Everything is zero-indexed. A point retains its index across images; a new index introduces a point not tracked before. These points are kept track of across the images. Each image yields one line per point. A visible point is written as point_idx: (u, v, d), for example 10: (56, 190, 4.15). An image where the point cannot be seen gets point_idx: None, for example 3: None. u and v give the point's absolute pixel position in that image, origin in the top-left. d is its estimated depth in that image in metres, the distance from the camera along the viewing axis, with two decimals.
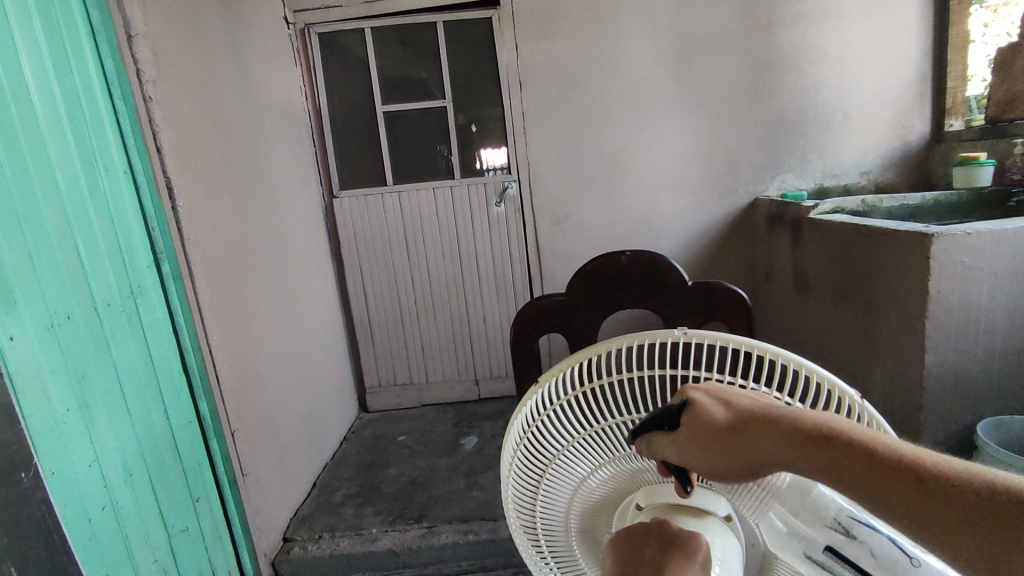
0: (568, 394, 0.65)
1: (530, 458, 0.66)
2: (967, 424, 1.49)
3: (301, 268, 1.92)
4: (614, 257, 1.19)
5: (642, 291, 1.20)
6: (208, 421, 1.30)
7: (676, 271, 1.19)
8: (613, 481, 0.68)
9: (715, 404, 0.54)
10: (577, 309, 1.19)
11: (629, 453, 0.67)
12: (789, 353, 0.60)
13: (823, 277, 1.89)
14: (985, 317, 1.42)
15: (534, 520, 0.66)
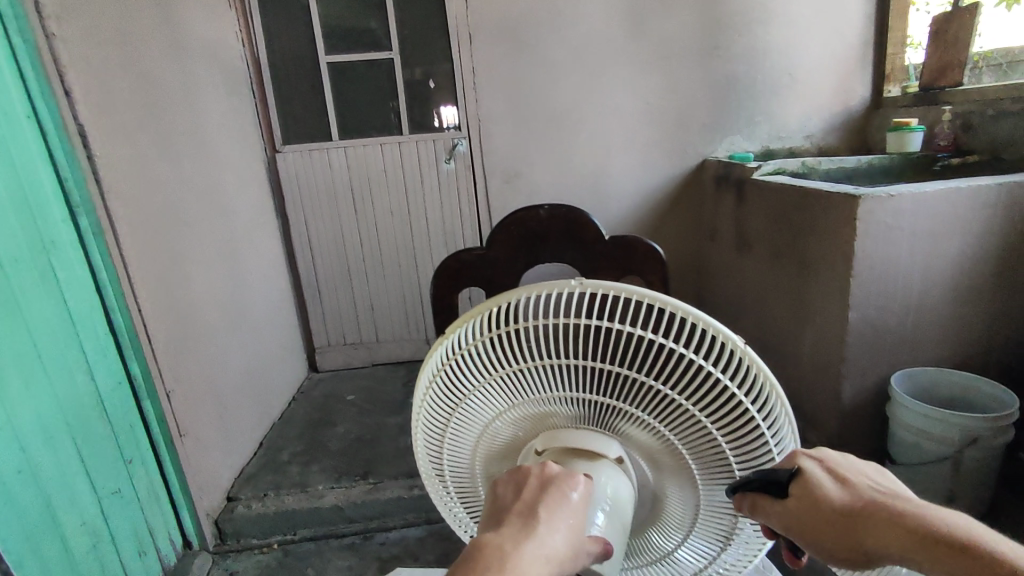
0: (468, 346, 0.59)
1: (438, 399, 0.63)
2: (883, 385, 1.55)
3: (238, 221, 1.98)
4: (531, 211, 1.06)
5: (561, 246, 1.08)
6: (140, 381, 1.38)
7: (595, 226, 1.07)
8: (518, 428, 0.63)
9: (827, 478, 0.53)
10: (492, 267, 1.08)
11: (533, 402, 0.60)
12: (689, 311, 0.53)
13: (760, 241, 1.93)
14: (904, 280, 1.45)
15: (440, 456, 0.66)
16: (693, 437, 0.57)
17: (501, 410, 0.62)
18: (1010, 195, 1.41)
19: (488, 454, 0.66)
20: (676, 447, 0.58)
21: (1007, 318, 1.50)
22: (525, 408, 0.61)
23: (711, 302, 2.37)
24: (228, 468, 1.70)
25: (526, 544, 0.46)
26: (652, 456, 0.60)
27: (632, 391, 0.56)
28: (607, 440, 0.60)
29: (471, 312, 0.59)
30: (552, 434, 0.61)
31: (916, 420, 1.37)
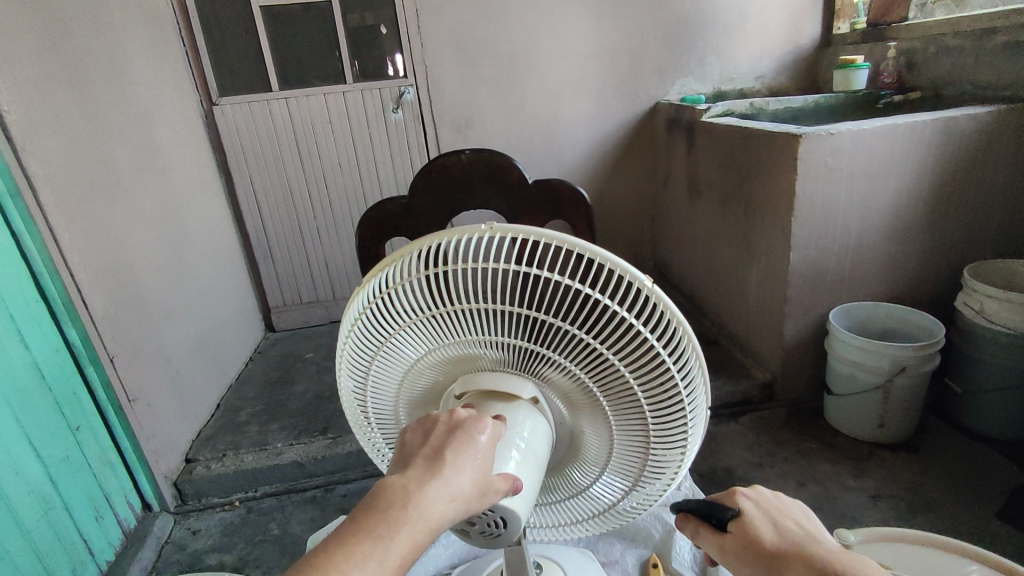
0: (383, 292, 0.59)
1: (360, 342, 0.63)
2: (822, 321, 1.61)
3: (176, 180, 1.90)
4: (451, 156, 1.05)
5: (484, 193, 1.07)
6: (79, 348, 1.35)
7: (517, 169, 1.05)
8: (438, 371, 0.65)
9: (759, 519, 0.62)
10: (416, 215, 1.07)
11: (450, 346, 0.61)
12: (597, 253, 0.53)
13: (709, 184, 1.94)
14: (843, 219, 1.48)
15: (365, 400, 0.67)
16: (607, 378, 0.58)
17: (422, 354, 0.63)
18: (943, 130, 1.44)
19: (413, 395, 0.67)
20: (590, 387, 0.59)
21: (939, 251, 1.56)
22: (446, 353, 0.62)
23: (667, 247, 2.40)
24: (184, 432, 1.69)
25: (431, 484, 0.48)
26: (569, 396, 0.61)
27: (546, 334, 0.57)
28: (523, 381, 0.60)
29: (388, 258, 0.58)
30: (471, 376, 0.62)
31: (852, 351, 1.44)
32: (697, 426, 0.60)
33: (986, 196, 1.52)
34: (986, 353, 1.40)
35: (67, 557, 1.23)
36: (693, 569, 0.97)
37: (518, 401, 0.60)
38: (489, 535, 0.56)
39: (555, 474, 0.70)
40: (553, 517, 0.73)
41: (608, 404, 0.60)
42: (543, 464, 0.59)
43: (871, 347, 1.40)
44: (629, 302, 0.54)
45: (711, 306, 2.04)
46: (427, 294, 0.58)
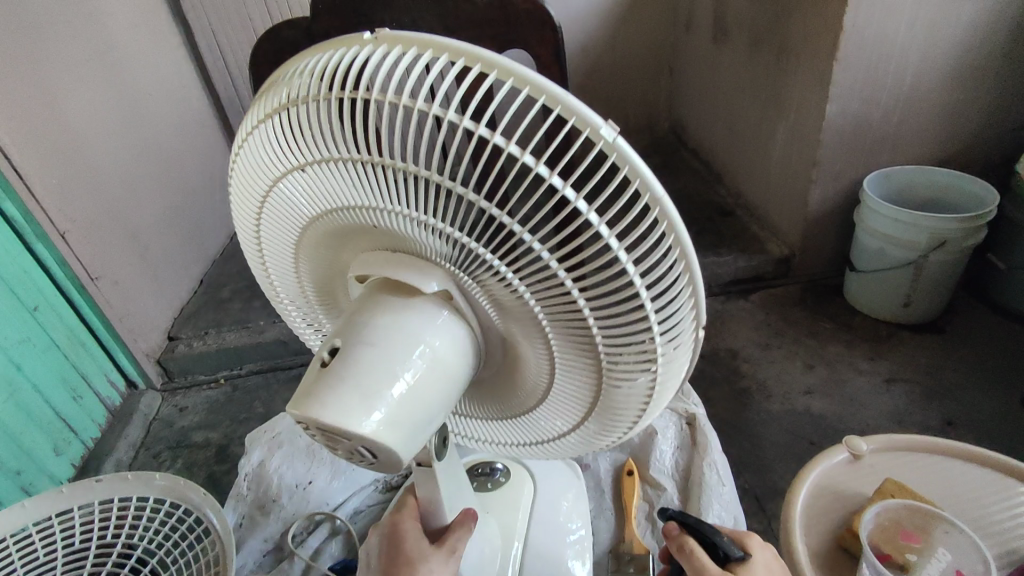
0: (261, 121, 0.45)
1: (246, 184, 0.51)
2: (854, 188, 1.41)
3: (121, 28, 1.66)
4: None
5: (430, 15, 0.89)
6: (20, 222, 1.23)
7: None
8: (337, 241, 0.51)
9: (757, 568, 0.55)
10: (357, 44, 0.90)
11: (339, 210, 0.47)
12: (530, 81, 0.35)
13: (738, 24, 1.64)
14: (897, 63, 1.23)
15: (267, 254, 0.57)
16: (541, 284, 0.42)
17: (314, 215, 0.49)
18: None
19: (319, 266, 0.56)
20: (518, 287, 0.44)
21: (1006, 102, 1.31)
22: (343, 220, 0.48)
23: (686, 105, 2.12)
24: (164, 309, 1.62)
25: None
26: (494, 296, 0.47)
27: (457, 212, 0.41)
28: (431, 272, 0.46)
29: (276, 74, 0.45)
30: (377, 255, 0.48)
31: (885, 223, 1.27)
32: (664, 360, 0.46)
33: None
34: None
35: (45, 437, 1.22)
36: (673, 476, 0.89)
37: (431, 298, 0.47)
38: (365, 462, 0.48)
39: (491, 388, 0.58)
40: (491, 427, 0.63)
41: (541, 309, 0.45)
42: (444, 389, 0.48)
43: (910, 217, 1.22)
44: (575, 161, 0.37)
45: (729, 171, 1.83)
46: (305, 135, 0.43)
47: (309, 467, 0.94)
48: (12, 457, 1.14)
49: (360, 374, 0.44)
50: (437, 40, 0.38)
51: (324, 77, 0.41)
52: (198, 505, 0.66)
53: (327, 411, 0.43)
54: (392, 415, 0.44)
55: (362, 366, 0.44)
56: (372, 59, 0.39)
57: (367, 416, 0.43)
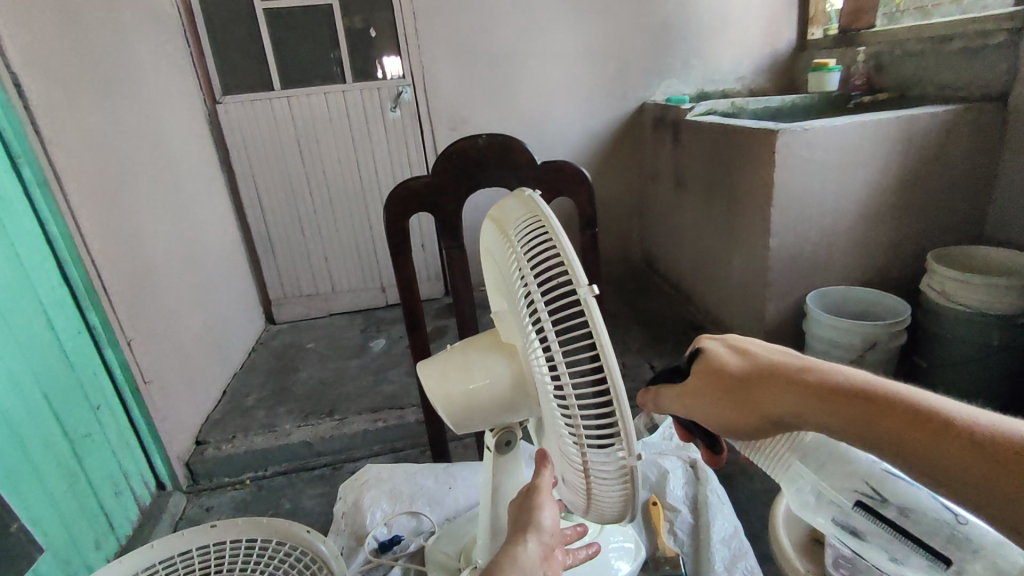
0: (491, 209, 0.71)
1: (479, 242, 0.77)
2: (800, 304, 1.72)
3: (184, 173, 1.97)
4: (460, 144, 0.94)
5: (497, 175, 0.96)
6: (100, 330, 1.41)
7: (526, 152, 0.96)
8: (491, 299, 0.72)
9: (726, 354, 0.64)
10: (432, 193, 0.97)
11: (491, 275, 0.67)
12: (563, 244, 0.51)
13: (694, 176, 2.05)
14: (817, 208, 1.61)
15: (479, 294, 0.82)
16: (552, 373, 0.55)
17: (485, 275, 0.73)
18: (907, 126, 1.56)
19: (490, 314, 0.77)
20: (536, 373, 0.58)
21: (906, 239, 1.69)
22: (490, 287, 0.69)
23: (655, 238, 2.51)
24: (195, 415, 1.76)
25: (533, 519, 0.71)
26: (522, 383, 0.61)
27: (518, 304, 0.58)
28: (512, 334, 0.61)
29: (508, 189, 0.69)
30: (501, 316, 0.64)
31: (827, 328, 1.56)
32: (601, 475, 0.55)
33: (950, 187, 1.65)
34: (951, 331, 1.52)
35: (91, 529, 1.30)
36: (685, 502, 1.13)
37: (510, 362, 0.61)
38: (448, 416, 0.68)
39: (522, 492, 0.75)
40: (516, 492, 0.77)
41: (546, 397, 0.58)
42: (483, 417, 0.63)
43: (844, 324, 1.51)
44: (565, 300, 0.51)
45: (695, 292, 2.16)
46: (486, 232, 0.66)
47: (393, 508, 1.17)
48: (64, 545, 1.21)
49: (447, 367, 0.63)
50: (549, 210, 0.55)
51: (501, 207, 0.62)
52: (306, 539, 0.86)
53: (423, 369, 0.64)
54: (450, 401, 0.62)
55: (450, 364, 0.63)
56: (521, 220, 0.57)
57: (437, 394, 0.62)
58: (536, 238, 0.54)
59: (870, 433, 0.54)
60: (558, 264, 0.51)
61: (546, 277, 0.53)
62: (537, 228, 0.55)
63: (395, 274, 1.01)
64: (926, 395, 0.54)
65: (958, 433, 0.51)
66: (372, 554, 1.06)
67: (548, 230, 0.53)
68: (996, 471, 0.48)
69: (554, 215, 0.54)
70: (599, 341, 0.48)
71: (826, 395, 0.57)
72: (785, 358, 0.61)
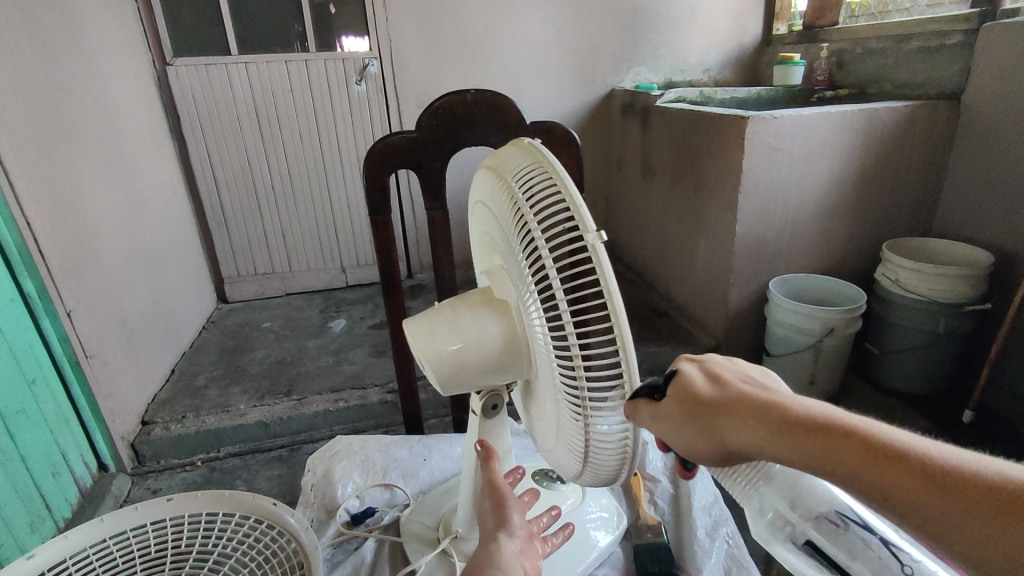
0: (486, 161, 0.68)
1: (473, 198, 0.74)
2: (762, 290, 1.77)
3: (130, 139, 1.84)
4: (449, 97, 0.90)
5: (485, 134, 0.93)
6: (34, 299, 1.30)
7: (515, 111, 0.93)
8: (482, 258, 0.70)
9: (701, 378, 0.53)
10: (416, 150, 0.93)
11: (483, 231, 0.65)
12: (569, 190, 0.49)
13: (661, 164, 2.07)
14: (782, 197, 1.64)
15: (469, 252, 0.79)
16: (551, 325, 0.53)
17: (475, 232, 0.70)
18: (869, 119, 1.61)
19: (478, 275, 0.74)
20: (533, 327, 0.56)
21: (862, 230, 1.75)
22: (482, 244, 0.67)
23: (620, 226, 2.53)
24: (140, 394, 1.66)
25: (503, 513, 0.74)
26: (516, 340, 0.59)
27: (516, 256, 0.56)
28: (506, 291, 0.59)
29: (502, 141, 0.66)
30: (493, 273, 0.62)
31: (788, 314, 1.60)
32: (599, 429, 0.54)
33: (905, 181, 1.71)
34: (902, 318, 1.58)
35: (25, 512, 1.19)
36: (664, 473, 1.16)
37: (503, 319, 0.59)
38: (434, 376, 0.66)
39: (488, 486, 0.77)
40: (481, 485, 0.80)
41: (543, 352, 0.56)
42: (473, 378, 0.61)
43: (804, 310, 1.56)
44: (568, 250, 0.49)
45: (659, 279, 2.19)
46: (480, 183, 0.63)
47: (365, 479, 1.14)
48: None
49: (436, 323, 0.60)
50: (552, 156, 0.52)
51: (499, 156, 0.59)
52: (274, 511, 0.88)
53: (410, 325, 0.61)
54: (438, 359, 0.59)
55: (439, 320, 0.60)
56: (522, 167, 0.55)
57: (424, 350, 0.60)
58: (539, 184, 0.52)
59: (845, 472, 0.46)
60: (563, 212, 0.49)
61: (548, 227, 0.50)
62: (539, 174, 0.52)
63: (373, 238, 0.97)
64: (906, 437, 0.47)
65: (944, 482, 0.43)
66: (343, 526, 1.04)
67: (552, 176, 0.51)
68: (978, 522, 0.42)
69: (558, 161, 0.52)
70: (608, 292, 0.47)
71: (800, 426, 0.48)
72: (766, 387, 0.51)
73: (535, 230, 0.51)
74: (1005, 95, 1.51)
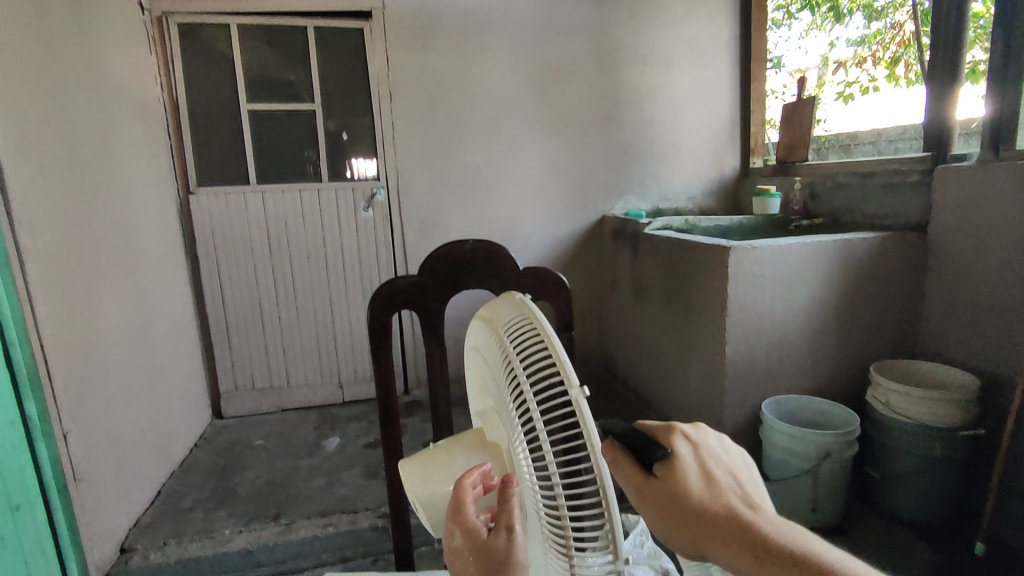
0: None
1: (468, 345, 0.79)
2: (755, 412, 1.78)
3: (148, 260, 1.95)
4: (451, 246, 1.01)
5: (481, 278, 1.03)
6: (36, 421, 1.31)
7: (510, 258, 1.03)
8: (476, 402, 0.74)
9: (693, 471, 0.51)
10: (419, 292, 1.01)
11: (477, 376, 0.69)
12: (556, 345, 0.54)
13: (652, 286, 2.16)
14: (767, 321, 1.71)
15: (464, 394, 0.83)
16: (539, 472, 0.55)
17: (469, 377, 0.75)
18: (843, 248, 1.72)
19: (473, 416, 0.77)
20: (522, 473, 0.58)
21: (849, 353, 1.80)
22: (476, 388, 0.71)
23: (615, 343, 2.58)
24: (124, 518, 1.61)
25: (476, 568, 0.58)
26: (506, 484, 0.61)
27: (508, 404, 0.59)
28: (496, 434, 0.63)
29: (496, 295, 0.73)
30: (485, 416, 0.66)
31: (781, 437, 1.61)
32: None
33: (884, 306, 1.79)
34: (897, 442, 1.59)
35: None
36: None
37: (494, 461, 0.62)
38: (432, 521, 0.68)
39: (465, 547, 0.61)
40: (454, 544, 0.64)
41: (531, 497, 0.57)
42: None
43: (797, 434, 1.56)
44: (555, 402, 0.53)
45: (655, 397, 2.20)
46: (474, 332, 0.69)
47: None
48: None
49: (431, 467, 0.65)
50: (539, 312, 0.58)
51: (492, 309, 0.66)
52: None
53: (407, 470, 0.66)
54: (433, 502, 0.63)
55: (435, 463, 0.65)
56: (513, 321, 0.61)
57: (420, 494, 0.64)
58: (529, 338, 0.58)
59: None
60: (550, 366, 0.54)
61: (536, 379, 0.55)
62: (528, 328, 0.58)
63: (374, 370, 1.01)
64: None
65: None
66: None
67: (539, 331, 0.57)
68: None
69: (545, 317, 0.58)
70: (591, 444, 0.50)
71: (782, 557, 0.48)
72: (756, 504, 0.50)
73: (524, 381, 0.55)
74: (966, 229, 1.63)
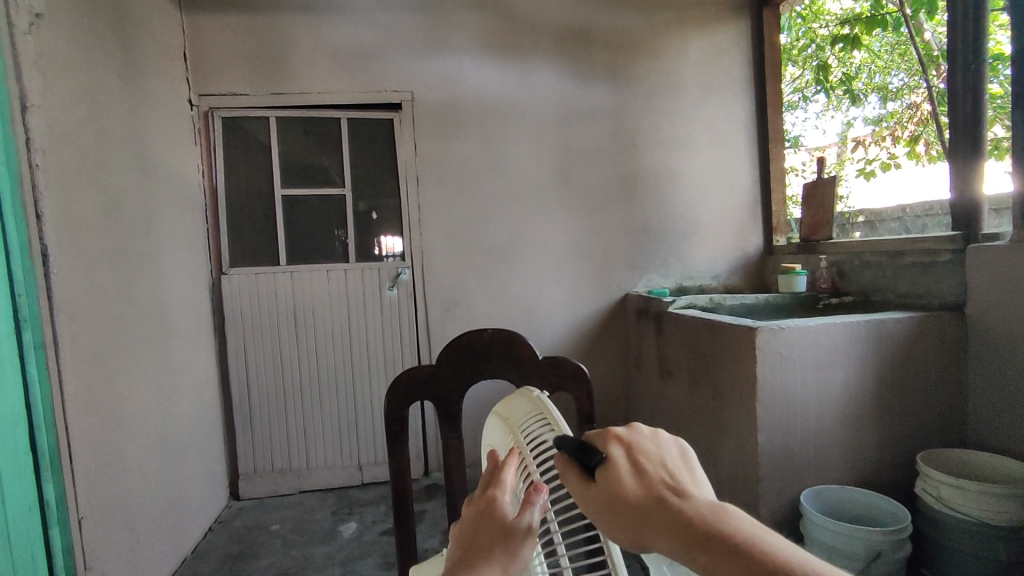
0: None
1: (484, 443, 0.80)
2: (793, 503, 1.67)
3: (177, 339, 1.98)
4: (469, 335, 1.01)
5: (500, 368, 1.01)
6: (52, 507, 1.29)
7: (529, 348, 1.02)
8: None
9: (626, 465, 0.45)
10: (436, 381, 1.00)
11: None
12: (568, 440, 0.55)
13: (678, 366, 2.11)
14: (801, 405, 1.64)
15: None
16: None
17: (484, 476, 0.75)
18: (876, 328, 1.67)
19: None
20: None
21: (892, 440, 1.70)
22: None
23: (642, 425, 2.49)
24: None
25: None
26: None
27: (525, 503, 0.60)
28: None
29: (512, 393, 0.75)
30: None
31: (824, 532, 1.50)
32: None
33: (926, 390, 1.71)
34: (953, 539, 1.46)
35: None
36: None
37: None
38: None
39: None
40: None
41: None
42: None
43: (841, 529, 1.45)
44: None
45: None
46: (491, 428, 0.70)
47: None
48: None
49: None
50: (553, 408, 0.61)
51: (508, 405, 0.68)
52: None
53: None
54: None
55: None
56: (528, 416, 0.63)
57: None
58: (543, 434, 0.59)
59: None
60: None
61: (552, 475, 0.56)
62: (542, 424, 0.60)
63: (390, 463, 0.99)
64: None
65: None
66: None
67: (553, 425, 0.58)
68: None
69: (559, 412, 0.60)
70: None
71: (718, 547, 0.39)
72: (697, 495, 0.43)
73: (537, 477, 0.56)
74: (1006, 309, 1.57)
